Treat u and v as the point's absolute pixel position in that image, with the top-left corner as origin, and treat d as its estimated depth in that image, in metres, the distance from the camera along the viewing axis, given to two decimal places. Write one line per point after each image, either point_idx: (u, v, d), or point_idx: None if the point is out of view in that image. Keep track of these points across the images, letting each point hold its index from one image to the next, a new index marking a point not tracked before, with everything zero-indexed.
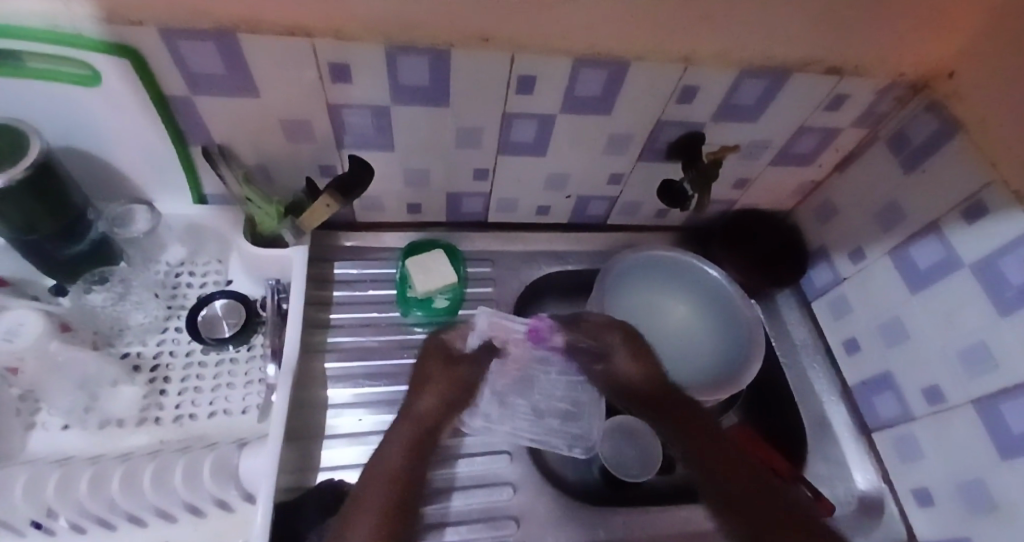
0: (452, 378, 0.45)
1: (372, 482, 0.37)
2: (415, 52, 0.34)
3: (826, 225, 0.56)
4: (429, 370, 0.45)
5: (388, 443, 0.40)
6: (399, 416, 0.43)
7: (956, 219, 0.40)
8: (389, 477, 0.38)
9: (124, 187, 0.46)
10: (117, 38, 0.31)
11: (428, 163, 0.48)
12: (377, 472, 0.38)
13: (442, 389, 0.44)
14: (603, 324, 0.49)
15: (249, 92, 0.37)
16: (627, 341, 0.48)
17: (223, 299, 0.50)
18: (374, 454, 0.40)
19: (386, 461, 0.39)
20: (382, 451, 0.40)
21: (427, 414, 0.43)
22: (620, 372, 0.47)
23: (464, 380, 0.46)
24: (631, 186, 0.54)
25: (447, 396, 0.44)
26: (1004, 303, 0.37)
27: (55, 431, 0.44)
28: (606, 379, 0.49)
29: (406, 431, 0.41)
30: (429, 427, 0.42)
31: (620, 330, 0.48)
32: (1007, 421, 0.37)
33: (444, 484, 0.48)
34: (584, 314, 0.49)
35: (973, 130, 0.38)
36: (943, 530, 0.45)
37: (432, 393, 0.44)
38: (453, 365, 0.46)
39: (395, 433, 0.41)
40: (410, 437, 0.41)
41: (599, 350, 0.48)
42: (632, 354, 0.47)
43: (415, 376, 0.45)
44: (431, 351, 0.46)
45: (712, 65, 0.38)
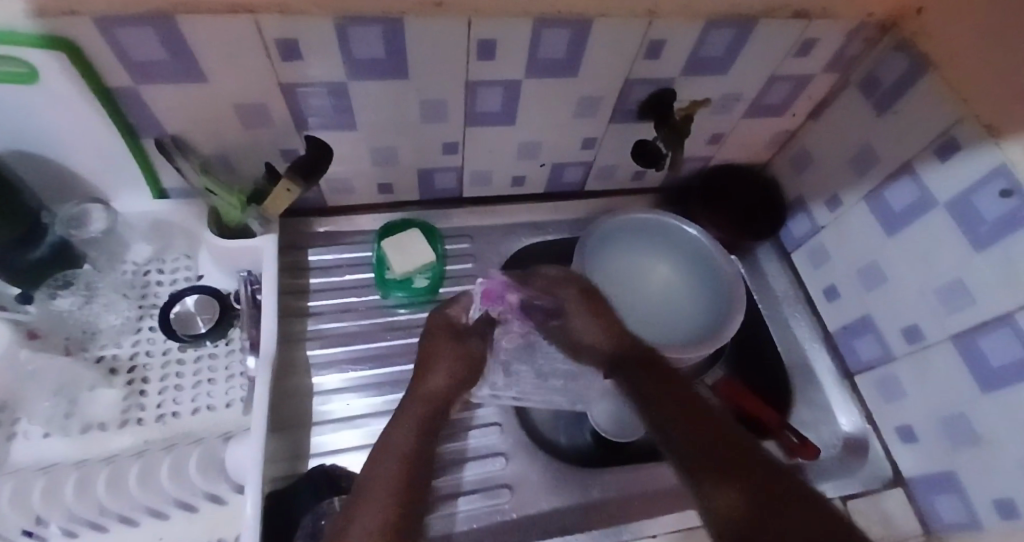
0: (462, 353, 0.45)
1: (381, 461, 0.36)
2: (368, 22, 0.33)
3: (802, 175, 0.56)
4: (442, 345, 0.44)
5: (391, 429, 0.39)
6: (410, 399, 0.42)
7: (929, 158, 0.40)
8: (398, 458, 0.36)
9: (75, 187, 0.44)
10: (50, 32, 0.29)
11: (396, 140, 0.46)
12: (388, 457, 0.36)
13: (452, 363, 0.44)
14: (558, 280, 0.47)
15: (197, 78, 0.35)
16: (582, 298, 0.46)
17: (194, 296, 0.49)
18: (382, 438, 0.39)
19: (395, 447, 0.37)
20: (392, 435, 0.38)
21: (437, 393, 0.42)
22: (576, 333, 0.46)
23: (477, 354, 0.45)
24: (605, 150, 0.53)
25: (459, 370, 0.44)
26: (976, 238, 0.37)
27: (38, 440, 0.44)
28: (563, 336, 0.47)
29: (418, 411, 0.40)
30: (439, 406, 0.41)
31: (576, 286, 0.47)
32: (986, 357, 0.38)
33: (451, 457, 0.49)
34: (540, 270, 0.48)
35: (941, 68, 0.37)
36: (924, 464, 0.47)
37: (440, 371, 0.43)
38: (462, 339, 0.45)
39: (398, 420, 0.40)
40: (422, 418, 0.40)
41: (555, 308, 0.47)
42: (589, 314, 0.46)
43: (423, 355, 0.44)
44: (434, 325, 0.46)
45: (678, 19, 0.37)
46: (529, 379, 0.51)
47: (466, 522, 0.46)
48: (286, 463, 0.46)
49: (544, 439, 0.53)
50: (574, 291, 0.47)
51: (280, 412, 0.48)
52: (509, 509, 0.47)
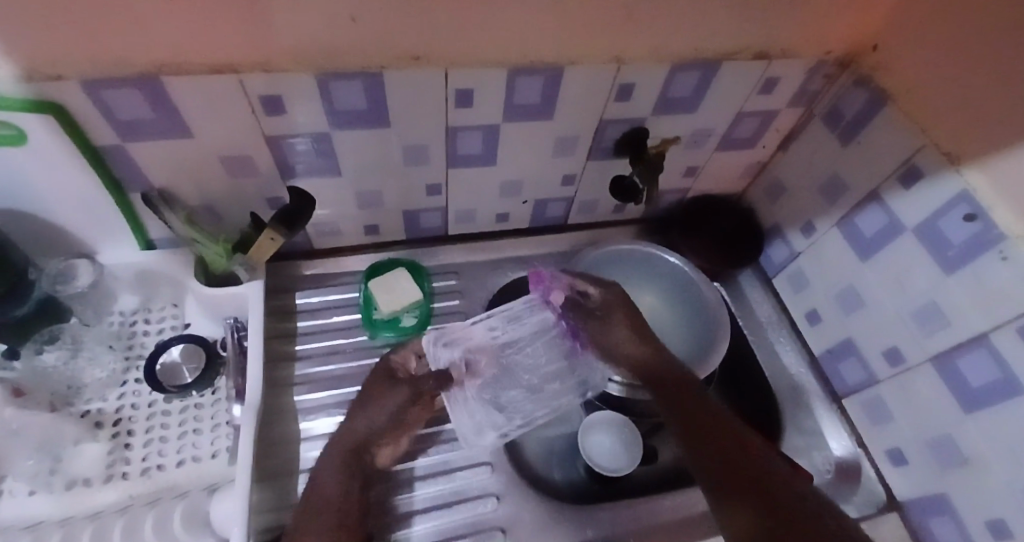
0: (393, 401, 0.47)
1: (308, 509, 0.39)
2: (348, 76, 0.34)
3: (777, 203, 0.57)
4: (372, 392, 0.47)
5: (321, 473, 0.41)
6: (331, 443, 0.44)
7: (894, 186, 0.42)
8: (320, 504, 0.39)
9: (65, 242, 0.44)
10: (39, 95, 0.30)
11: (380, 184, 0.48)
12: (311, 506, 0.39)
13: (381, 409, 0.46)
14: (605, 282, 0.53)
15: (183, 133, 0.36)
16: (624, 305, 0.52)
17: (180, 345, 0.49)
18: (308, 484, 0.41)
19: (319, 495, 0.40)
20: (315, 480, 0.41)
21: (358, 436, 0.44)
22: (613, 333, 0.51)
23: (405, 400, 0.47)
24: (584, 185, 0.55)
25: (387, 415, 0.46)
26: (946, 261, 0.39)
27: (24, 498, 0.42)
28: (596, 339, 0.52)
29: (336, 456, 0.43)
30: (359, 449, 0.44)
31: (620, 294, 0.53)
32: (966, 377, 0.39)
33: (404, 510, 0.47)
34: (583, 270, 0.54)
35: (900, 100, 0.39)
36: (918, 488, 0.46)
37: (364, 416, 0.45)
38: (394, 386, 0.47)
39: (324, 465, 0.42)
40: (341, 462, 0.42)
41: (601, 305, 0.52)
42: (625, 327, 0.51)
43: (359, 398, 0.46)
44: (375, 374, 0.48)
45: (645, 62, 0.39)
46: (524, 398, 0.53)
47: None
48: (271, 515, 0.44)
49: (535, 477, 0.52)
50: (612, 297, 0.52)
51: (268, 462, 0.47)
52: None
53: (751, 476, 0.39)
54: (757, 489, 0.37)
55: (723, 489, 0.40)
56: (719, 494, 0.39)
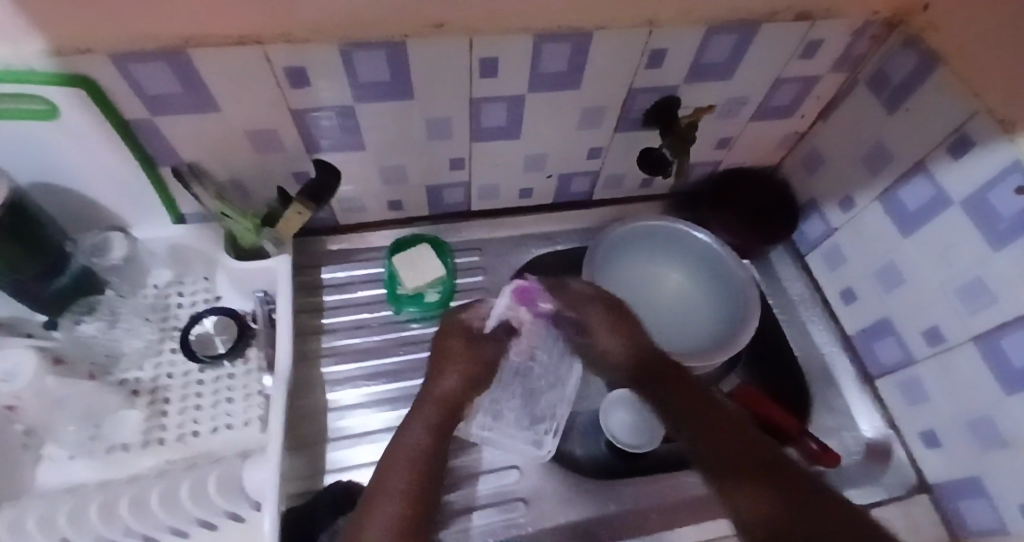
0: (471, 360, 0.45)
1: (394, 462, 0.39)
2: (370, 47, 0.33)
3: (814, 176, 0.55)
4: (455, 351, 0.45)
5: (409, 430, 0.40)
6: (421, 400, 0.43)
7: (943, 157, 0.39)
8: (409, 458, 0.39)
9: (98, 216, 0.46)
10: (69, 70, 0.30)
11: (404, 159, 0.47)
12: (397, 463, 0.38)
13: (461, 368, 0.44)
14: (585, 297, 0.46)
15: (209, 108, 0.36)
16: (607, 315, 0.45)
17: (213, 317, 0.50)
18: (394, 439, 0.40)
19: (407, 448, 0.39)
20: (405, 434, 0.40)
21: (451, 394, 0.43)
22: (602, 347, 0.46)
23: (488, 359, 0.46)
24: (611, 159, 0.53)
25: (468, 374, 0.44)
26: (995, 236, 0.36)
27: (64, 461, 0.45)
28: (591, 352, 0.47)
29: (431, 413, 0.42)
30: (454, 408, 0.43)
31: (603, 305, 0.46)
32: (1008, 356, 0.37)
33: (461, 472, 0.48)
34: (569, 282, 0.47)
35: (954, 61, 0.36)
36: (952, 471, 0.45)
37: (451, 376, 0.44)
38: (475, 344, 0.46)
39: (415, 418, 0.41)
40: (435, 421, 0.41)
41: (580, 323, 0.46)
42: (611, 330, 0.45)
43: (437, 349, 0.45)
44: (452, 329, 0.46)
45: (677, 26, 0.37)
46: (547, 393, 0.53)
47: (482, 538, 0.46)
48: (304, 481, 0.47)
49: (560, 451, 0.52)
50: (597, 314, 0.45)
51: (298, 429, 0.49)
52: (525, 523, 0.47)
53: (762, 463, 0.36)
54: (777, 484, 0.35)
55: (724, 482, 0.37)
56: (725, 479, 0.37)
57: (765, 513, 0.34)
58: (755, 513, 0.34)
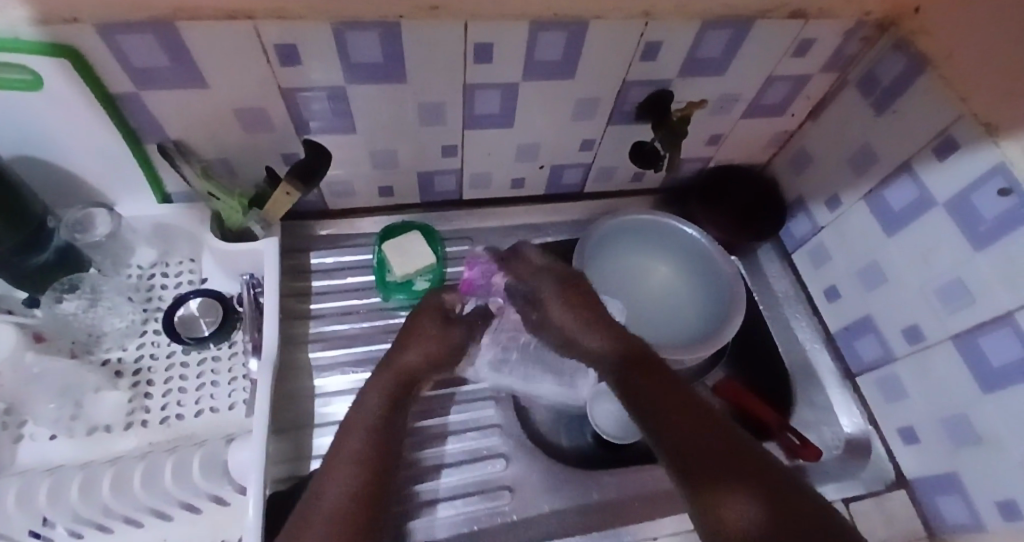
0: (442, 339, 0.45)
1: (349, 430, 0.38)
2: (364, 27, 0.33)
3: (802, 175, 0.56)
4: (427, 331, 0.45)
5: (363, 400, 0.40)
6: (379, 375, 0.42)
7: (929, 157, 0.40)
8: (367, 427, 0.38)
9: (80, 192, 0.45)
10: (53, 39, 0.30)
11: (395, 144, 0.47)
12: (351, 431, 0.37)
13: (430, 341, 0.44)
14: (541, 266, 0.49)
15: (198, 83, 0.36)
16: (561, 285, 0.47)
17: (198, 299, 0.49)
18: (353, 406, 0.40)
19: (363, 418, 0.38)
20: (360, 405, 0.40)
21: (407, 368, 0.43)
22: (551, 319, 0.47)
23: (455, 337, 0.46)
24: (603, 151, 0.53)
25: (439, 352, 0.45)
26: (975, 237, 0.37)
27: (44, 442, 0.44)
28: (541, 324, 0.49)
29: (385, 385, 0.41)
30: (410, 381, 0.42)
31: (564, 278, 0.47)
32: (987, 356, 0.38)
33: (431, 463, 0.48)
34: (524, 253, 0.50)
35: (943, 66, 0.37)
36: (927, 465, 0.46)
37: (418, 349, 0.44)
38: (447, 325, 0.46)
39: (372, 388, 0.41)
40: (388, 391, 0.41)
41: (534, 295, 0.48)
42: (562, 302, 0.46)
43: (403, 330, 0.45)
44: (426, 307, 0.46)
45: (673, 19, 0.37)
46: None
47: (466, 524, 0.46)
48: (287, 465, 0.47)
49: (545, 442, 0.53)
50: (569, 287, 0.47)
51: (283, 413, 0.48)
52: (509, 511, 0.47)
53: (755, 475, 0.33)
54: (768, 492, 0.32)
55: (709, 500, 0.32)
56: (696, 484, 0.33)
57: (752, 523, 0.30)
58: (742, 520, 0.30)
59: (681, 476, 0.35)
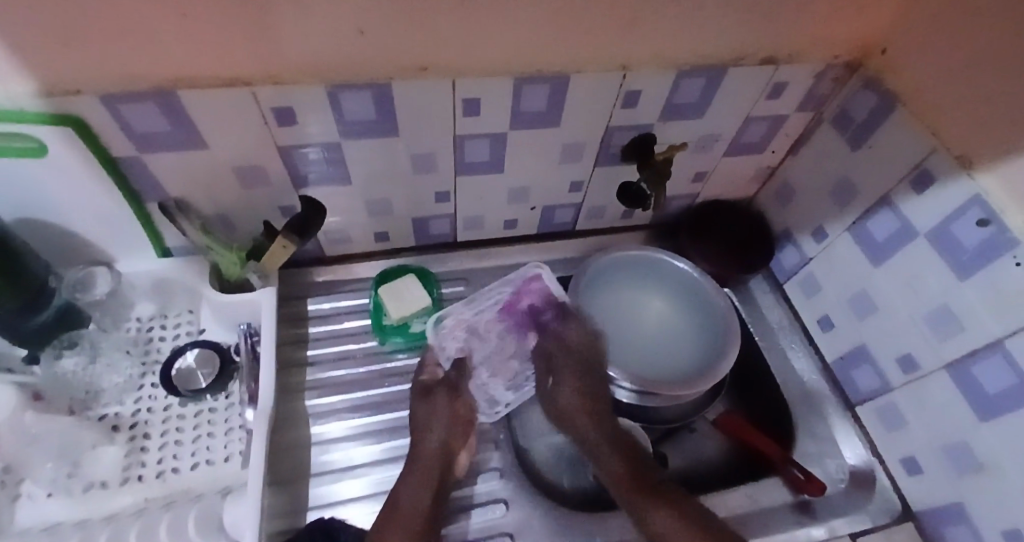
0: (449, 415, 0.49)
1: (388, 524, 0.41)
2: (356, 88, 0.35)
3: (787, 208, 0.57)
4: (434, 414, 0.48)
5: (400, 493, 0.43)
6: (409, 465, 0.46)
7: (906, 190, 0.41)
8: (406, 519, 0.41)
9: (85, 251, 0.46)
10: (62, 111, 0.32)
11: (390, 192, 0.48)
12: (389, 525, 0.41)
13: (442, 424, 0.48)
14: (591, 338, 0.54)
15: (198, 145, 0.37)
16: (582, 367, 0.51)
17: (195, 350, 0.50)
18: (392, 498, 0.43)
19: (401, 511, 0.42)
20: (396, 497, 0.43)
21: (429, 455, 0.46)
22: (566, 392, 0.51)
23: (460, 414, 0.50)
24: (592, 191, 0.55)
25: (455, 430, 0.48)
26: (960, 266, 0.38)
27: (42, 500, 0.43)
28: (548, 396, 0.52)
29: (415, 474, 0.45)
30: (439, 465, 0.45)
31: (576, 358, 0.52)
32: (981, 384, 0.38)
33: (461, 503, 0.49)
34: (567, 331, 0.54)
35: (913, 103, 0.39)
36: (934, 496, 0.45)
37: (438, 431, 0.47)
38: (437, 398, 0.50)
39: (407, 479, 0.44)
40: (422, 479, 0.44)
41: (551, 366, 0.53)
42: (576, 380, 0.51)
43: (418, 417, 0.48)
44: (416, 392, 0.50)
45: (650, 69, 0.39)
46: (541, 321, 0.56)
47: None
48: (286, 518, 0.46)
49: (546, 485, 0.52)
50: (574, 358, 0.52)
51: (278, 465, 0.48)
52: None
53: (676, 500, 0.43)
54: (679, 508, 0.42)
55: (642, 513, 0.43)
56: (633, 497, 0.44)
57: (670, 528, 0.41)
58: (665, 531, 0.41)
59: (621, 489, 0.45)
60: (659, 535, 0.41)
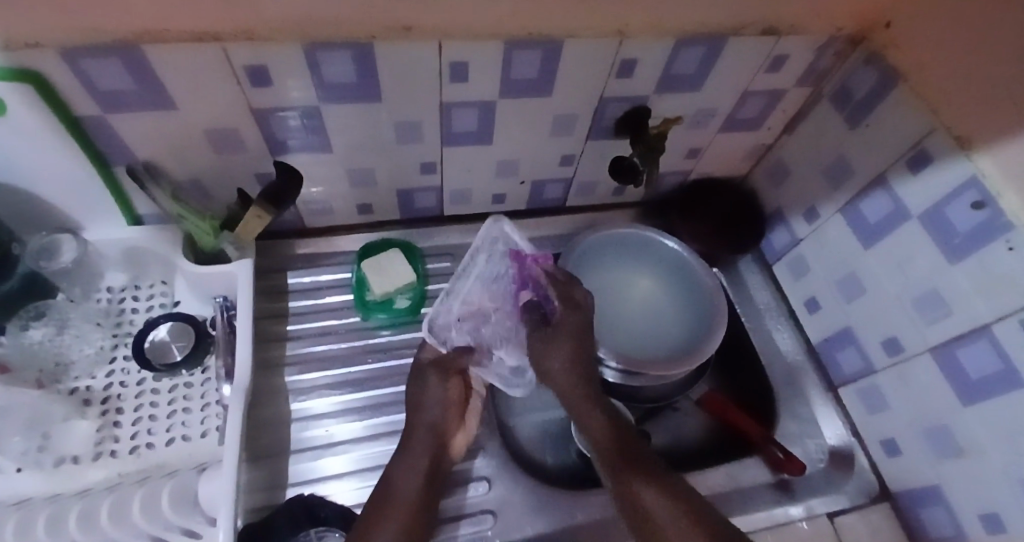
0: (440, 397, 0.47)
1: (383, 504, 0.40)
2: (335, 47, 0.33)
3: (780, 188, 0.56)
4: (425, 394, 0.46)
5: (395, 475, 0.42)
6: (403, 445, 0.44)
7: (902, 171, 0.40)
8: (402, 502, 0.40)
9: (49, 217, 0.44)
10: (19, 65, 0.29)
11: (372, 162, 0.46)
12: (383, 506, 0.40)
13: (436, 406, 0.46)
14: (575, 299, 0.47)
15: (166, 105, 0.35)
16: (582, 330, 0.46)
17: (169, 323, 0.48)
18: (385, 480, 0.42)
19: (395, 494, 0.41)
20: (394, 478, 0.42)
21: (424, 437, 0.44)
22: (556, 353, 0.46)
23: (460, 394, 0.48)
24: (583, 166, 0.53)
25: (449, 411, 0.47)
26: (951, 250, 0.37)
27: (10, 475, 0.42)
28: (538, 354, 0.47)
29: (412, 459, 0.43)
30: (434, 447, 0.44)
31: (586, 323, 0.46)
32: (965, 368, 0.38)
33: (457, 476, 0.49)
34: (576, 286, 0.48)
35: (914, 80, 0.38)
36: (911, 476, 0.46)
37: (431, 413, 0.46)
38: (448, 380, 0.48)
39: (404, 461, 0.43)
40: (418, 464, 0.43)
41: (556, 323, 0.47)
42: (572, 346, 0.46)
43: (414, 394, 0.47)
44: (418, 371, 0.48)
45: (647, 37, 0.37)
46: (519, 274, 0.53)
47: None
48: (264, 494, 0.45)
49: (532, 463, 0.53)
50: (575, 322, 0.46)
51: (257, 441, 0.47)
52: (493, 535, 0.46)
53: (674, 481, 0.39)
54: (669, 485, 0.38)
55: (631, 494, 0.38)
56: (619, 472, 0.40)
57: (660, 510, 0.37)
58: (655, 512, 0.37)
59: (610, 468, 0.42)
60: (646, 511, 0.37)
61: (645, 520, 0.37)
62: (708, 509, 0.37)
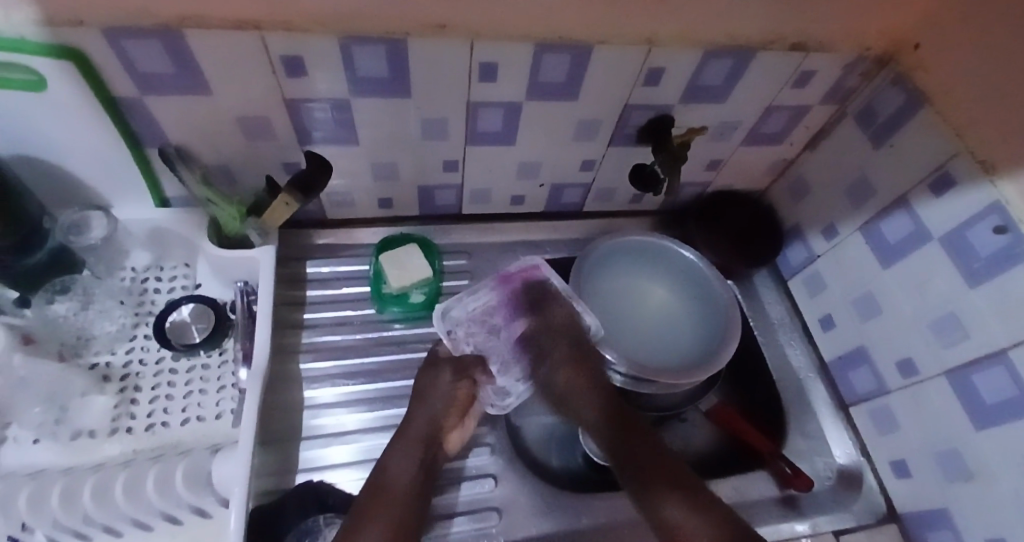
0: (447, 392, 0.47)
1: (380, 491, 0.41)
2: (369, 41, 0.33)
3: (799, 204, 0.56)
4: (433, 388, 0.47)
5: (391, 463, 0.43)
6: (399, 433, 0.45)
7: (924, 193, 0.40)
8: (397, 491, 0.41)
9: (79, 195, 0.45)
10: (62, 42, 0.30)
11: (397, 156, 0.47)
12: (379, 493, 0.41)
13: (440, 400, 0.47)
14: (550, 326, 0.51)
15: (201, 91, 0.36)
16: (571, 350, 0.50)
17: (190, 305, 0.49)
18: (382, 468, 0.43)
19: (391, 482, 0.42)
20: (389, 466, 0.43)
21: (421, 428, 0.45)
22: (559, 379, 0.50)
23: (466, 394, 0.49)
24: (603, 172, 0.54)
25: (452, 408, 0.47)
26: (971, 273, 0.37)
27: (28, 445, 0.43)
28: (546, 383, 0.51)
29: (409, 448, 0.44)
30: (429, 439, 0.45)
31: (569, 342, 0.50)
32: (980, 392, 0.38)
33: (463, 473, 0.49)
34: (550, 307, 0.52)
35: (940, 102, 0.38)
36: (920, 499, 0.46)
37: (434, 406, 0.46)
38: (458, 380, 0.49)
39: (400, 450, 0.44)
40: (412, 455, 0.44)
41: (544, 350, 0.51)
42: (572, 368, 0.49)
43: (421, 386, 0.48)
44: (427, 365, 0.50)
45: (676, 47, 0.38)
46: None
47: None
48: (273, 478, 0.46)
49: (538, 465, 0.53)
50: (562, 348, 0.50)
51: (270, 426, 0.47)
52: (497, 533, 0.46)
53: (700, 497, 0.41)
54: (690, 493, 0.41)
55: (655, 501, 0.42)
56: (641, 481, 0.43)
57: (683, 517, 0.40)
58: (677, 518, 0.40)
59: (635, 479, 0.43)
60: (670, 517, 0.40)
61: (673, 534, 0.40)
62: (727, 512, 0.40)
